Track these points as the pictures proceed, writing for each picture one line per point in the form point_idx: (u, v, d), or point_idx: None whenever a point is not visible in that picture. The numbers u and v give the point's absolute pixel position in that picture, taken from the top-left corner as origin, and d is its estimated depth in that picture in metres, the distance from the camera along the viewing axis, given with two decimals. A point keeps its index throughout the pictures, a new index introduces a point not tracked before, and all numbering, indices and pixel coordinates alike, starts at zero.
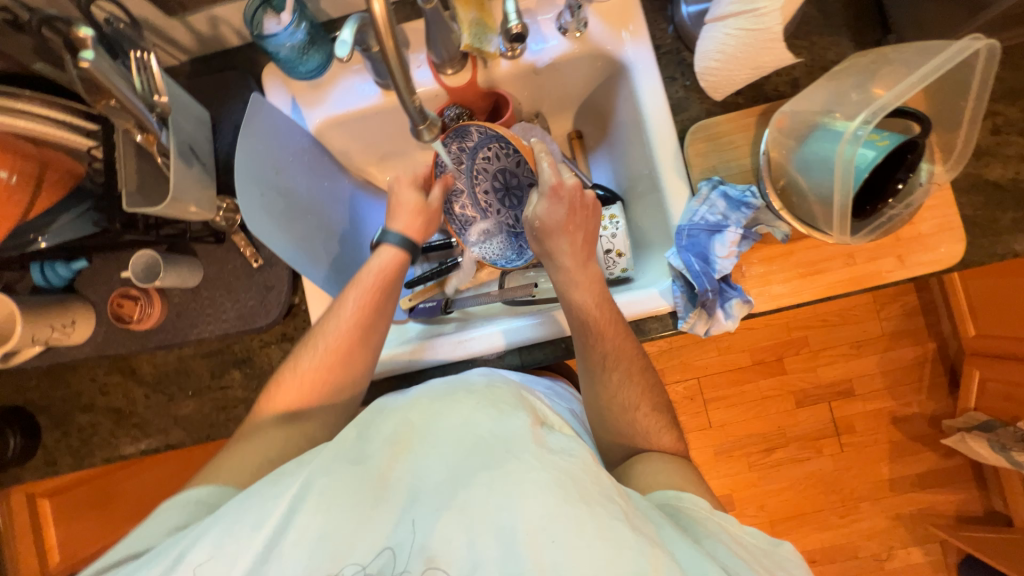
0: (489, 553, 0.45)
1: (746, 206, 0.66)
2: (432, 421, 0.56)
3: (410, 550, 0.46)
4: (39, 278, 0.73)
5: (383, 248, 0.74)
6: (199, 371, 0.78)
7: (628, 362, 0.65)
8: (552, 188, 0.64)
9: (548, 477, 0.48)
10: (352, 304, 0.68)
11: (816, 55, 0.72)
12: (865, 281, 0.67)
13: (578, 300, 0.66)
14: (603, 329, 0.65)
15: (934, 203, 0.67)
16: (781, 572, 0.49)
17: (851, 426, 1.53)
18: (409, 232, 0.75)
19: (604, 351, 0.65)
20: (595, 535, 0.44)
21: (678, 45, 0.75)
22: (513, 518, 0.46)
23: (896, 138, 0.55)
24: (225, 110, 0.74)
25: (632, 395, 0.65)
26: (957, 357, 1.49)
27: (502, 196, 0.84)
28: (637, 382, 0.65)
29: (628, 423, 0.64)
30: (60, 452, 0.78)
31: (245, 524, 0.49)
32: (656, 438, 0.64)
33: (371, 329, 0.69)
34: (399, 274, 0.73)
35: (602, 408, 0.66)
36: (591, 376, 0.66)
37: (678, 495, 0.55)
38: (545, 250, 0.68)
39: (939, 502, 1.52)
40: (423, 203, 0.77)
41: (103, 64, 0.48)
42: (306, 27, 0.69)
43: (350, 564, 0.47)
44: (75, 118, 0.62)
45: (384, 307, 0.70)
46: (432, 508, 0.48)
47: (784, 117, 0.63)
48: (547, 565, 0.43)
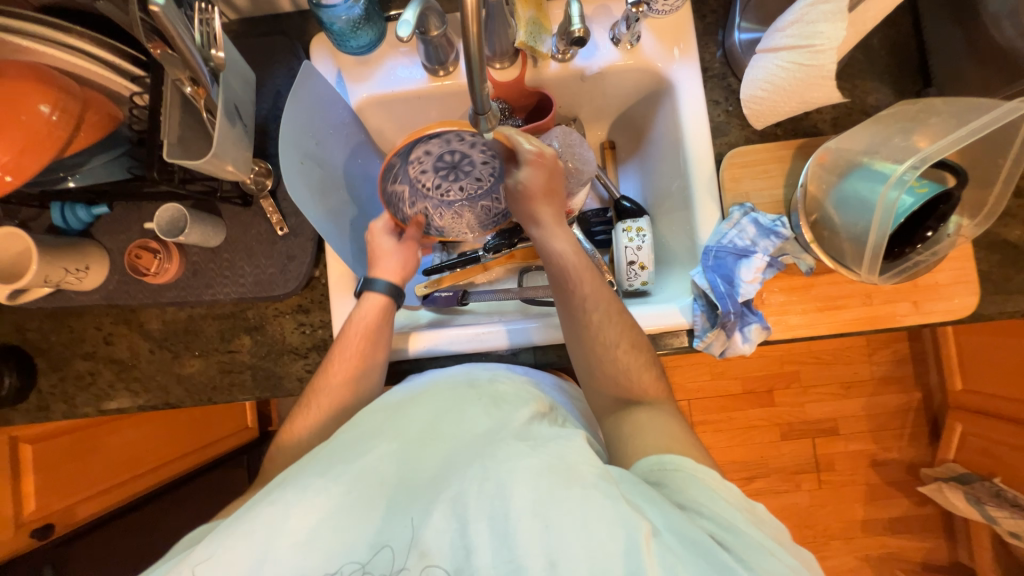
0: (482, 539, 0.45)
1: (775, 235, 0.67)
2: (430, 410, 0.58)
3: (406, 544, 0.46)
4: (59, 219, 0.71)
5: (367, 296, 0.70)
6: (208, 332, 0.77)
7: (608, 301, 0.65)
8: (535, 155, 0.66)
9: (539, 464, 0.49)
10: (338, 359, 0.66)
11: (856, 98, 0.73)
12: (879, 322, 0.68)
13: (562, 247, 0.67)
14: (581, 274, 0.66)
15: (954, 255, 0.69)
16: (764, 525, 0.48)
17: (832, 465, 1.56)
18: (392, 276, 0.71)
19: (582, 293, 0.65)
20: (588, 519, 0.44)
21: (725, 70, 0.76)
22: (506, 503, 0.46)
23: (934, 186, 0.57)
24: (269, 74, 0.74)
25: (612, 332, 0.64)
26: (942, 409, 1.53)
27: (450, 174, 0.81)
28: (616, 320, 0.65)
29: (611, 362, 0.63)
30: (54, 397, 0.77)
31: (238, 537, 0.47)
32: (643, 383, 0.63)
33: (360, 379, 0.66)
34: (387, 325, 0.69)
35: (588, 358, 0.64)
36: (572, 320, 0.65)
37: (661, 460, 0.52)
38: (527, 215, 0.70)
39: (907, 548, 1.55)
40: (395, 247, 0.74)
41: (171, 11, 0.48)
42: (364, 3, 0.69)
43: (349, 561, 0.47)
44: (123, 61, 0.60)
45: (372, 356, 0.67)
46: (425, 502, 0.49)
47: (826, 153, 0.64)
48: (540, 548, 0.44)
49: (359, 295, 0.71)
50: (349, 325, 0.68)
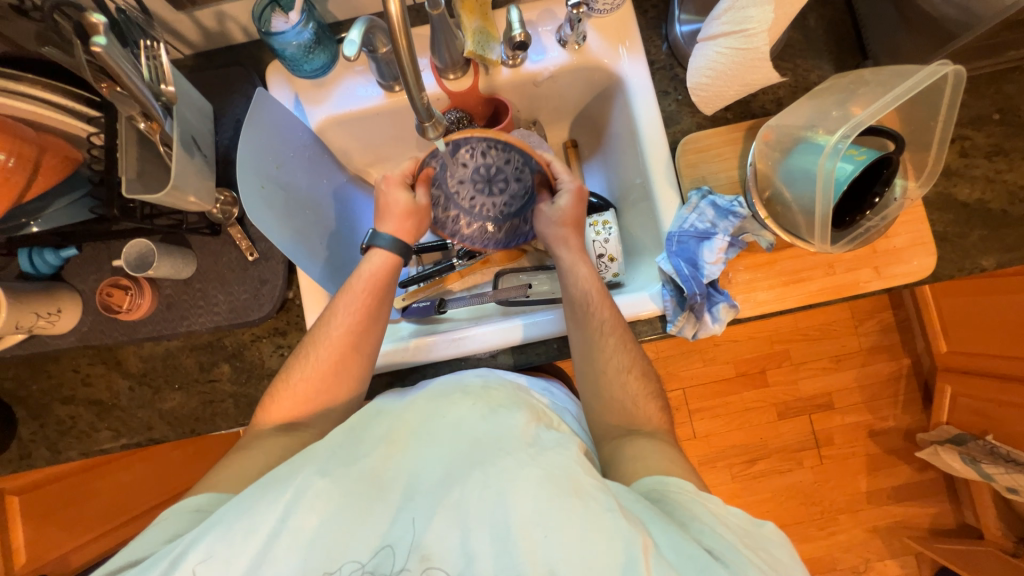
0: (483, 546, 0.46)
1: (733, 215, 0.68)
2: (430, 423, 0.58)
3: (408, 547, 0.47)
4: (27, 265, 0.71)
5: (374, 252, 0.71)
6: (187, 365, 0.77)
7: (623, 330, 0.67)
8: (573, 189, 0.74)
9: (539, 472, 0.49)
10: (342, 312, 0.67)
11: (799, 76, 0.76)
12: (844, 290, 0.70)
13: (584, 273, 0.71)
14: (602, 300, 0.68)
15: (908, 219, 0.71)
16: (768, 554, 0.49)
17: (830, 439, 1.57)
18: (398, 231, 0.72)
19: (601, 318, 0.67)
20: (587, 529, 0.45)
21: (672, 61, 0.79)
22: (507, 513, 0.47)
23: (873, 153, 0.59)
24: (228, 104, 0.75)
25: (625, 359, 0.66)
26: (931, 373, 1.55)
27: (485, 186, 0.78)
28: (630, 349, 0.67)
29: (620, 388, 0.65)
30: (35, 444, 0.76)
31: (235, 533, 0.47)
32: (646, 410, 0.65)
33: (362, 335, 0.67)
34: (390, 279, 0.71)
35: (597, 378, 0.66)
36: (589, 343, 0.66)
37: (666, 482, 0.53)
38: (551, 239, 0.74)
39: (914, 515, 1.56)
40: (413, 205, 0.73)
41: (114, 50, 0.49)
42: (313, 27, 0.70)
43: (350, 561, 0.48)
44: (78, 104, 0.61)
45: (375, 313, 0.68)
46: (426, 506, 0.50)
47: (770, 132, 0.67)
48: (540, 558, 0.44)
49: (365, 248, 0.72)
50: (336, 309, 0.67)
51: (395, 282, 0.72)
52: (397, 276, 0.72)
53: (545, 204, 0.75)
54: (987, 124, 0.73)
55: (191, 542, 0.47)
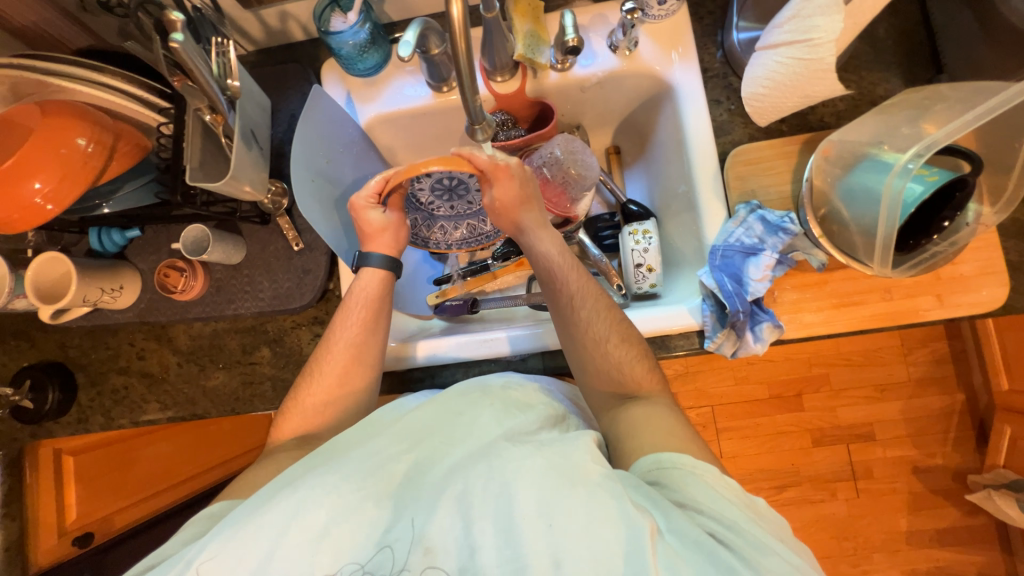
0: (487, 538, 0.46)
1: (783, 231, 0.65)
2: (444, 416, 0.58)
3: (408, 542, 0.48)
4: (96, 243, 0.76)
5: (365, 271, 0.71)
6: (231, 346, 0.80)
7: (596, 295, 0.66)
8: (503, 170, 0.64)
9: (543, 463, 0.50)
10: (339, 329, 0.68)
11: (864, 89, 0.72)
12: (901, 317, 0.66)
13: (549, 247, 0.68)
14: (570, 270, 0.66)
15: (978, 245, 0.66)
16: (764, 522, 0.49)
17: (870, 472, 1.48)
18: (386, 248, 0.72)
19: (571, 289, 0.65)
20: (594, 517, 0.45)
21: (727, 70, 0.76)
22: (511, 503, 0.47)
23: (946, 175, 0.55)
24: (284, 100, 0.78)
25: (603, 327, 0.64)
26: (989, 411, 1.44)
27: (447, 197, 0.87)
28: (605, 313, 0.65)
29: (602, 356, 0.63)
30: (92, 410, 0.82)
31: (247, 528, 0.49)
32: (635, 377, 0.63)
33: (360, 349, 0.68)
34: (384, 298, 0.71)
35: (577, 347, 0.65)
36: (564, 317, 0.65)
37: (659, 459, 0.52)
38: (507, 227, 0.70)
39: (959, 562, 1.45)
40: (388, 222, 0.72)
41: (189, 46, 0.51)
42: (369, 27, 0.72)
43: (349, 562, 0.49)
44: (152, 96, 0.65)
45: (371, 326, 0.69)
46: (432, 497, 0.51)
47: (831, 146, 0.63)
48: (544, 549, 0.45)
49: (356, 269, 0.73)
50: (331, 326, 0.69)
51: (391, 298, 0.72)
52: (390, 290, 0.73)
53: (487, 193, 0.67)
54: None
55: (204, 544, 0.49)
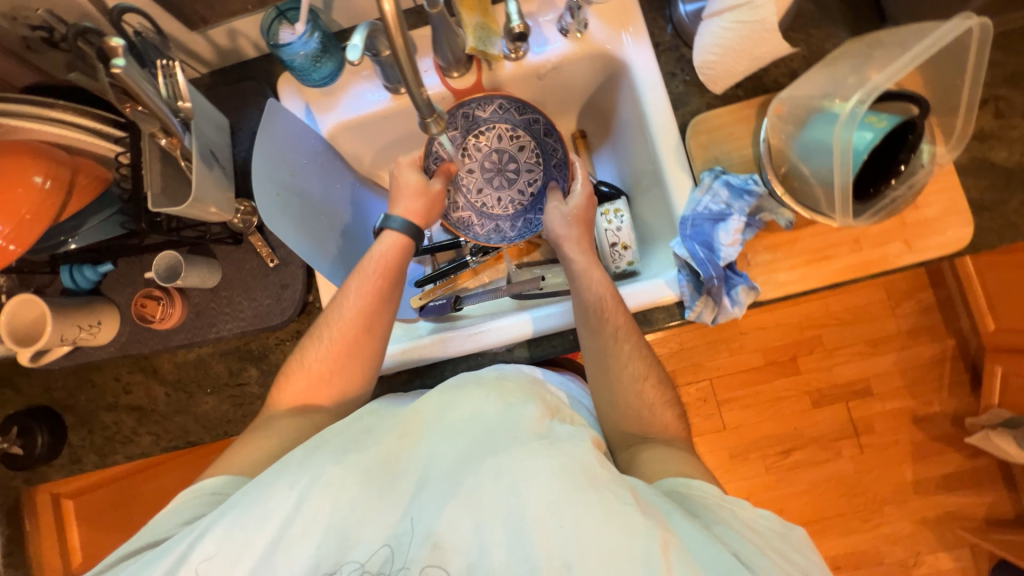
0: (496, 537, 0.46)
1: (749, 194, 0.66)
2: (444, 414, 0.58)
3: (419, 534, 0.48)
4: (69, 281, 0.76)
5: (387, 234, 0.72)
6: (217, 370, 0.80)
7: (637, 336, 0.67)
8: (584, 191, 0.77)
9: (555, 463, 0.49)
10: (355, 293, 0.68)
11: (814, 47, 0.73)
12: (872, 266, 0.67)
13: (597, 278, 0.69)
14: (617, 307, 0.67)
15: (940, 187, 0.67)
16: (795, 557, 0.51)
17: (870, 427, 1.50)
18: (410, 215, 0.74)
19: (616, 325, 0.66)
20: (605, 521, 0.45)
21: (677, 42, 0.77)
22: (521, 504, 0.47)
23: (894, 120, 0.56)
24: (243, 118, 0.78)
25: (640, 367, 0.66)
26: (979, 354, 1.46)
27: (491, 174, 0.87)
28: (644, 356, 0.67)
29: (636, 395, 0.65)
30: (84, 449, 0.81)
31: (251, 518, 0.49)
32: (660, 419, 0.65)
33: (373, 315, 0.68)
34: (401, 264, 0.71)
35: (613, 383, 0.66)
36: (604, 351, 0.66)
37: (689, 484, 0.55)
38: (557, 238, 0.74)
39: (967, 505, 1.47)
40: (424, 185, 0.75)
41: (132, 71, 0.51)
42: (319, 36, 0.72)
43: (350, 561, 0.48)
44: (105, 126, 0.64)
45: (386, 296, 0.69)
46: (438, 497, 0.50)
47: (782, 104, 0.64)
48: (555, 551, 0.44)
49: (379, 232, 0.73)
50: (345, 292, 0.69)
51: (407, 264, 0.72)
52: (408, 259, 0.73)
53: (557, 205, 0.77)
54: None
55: (205, 530, 0.49)
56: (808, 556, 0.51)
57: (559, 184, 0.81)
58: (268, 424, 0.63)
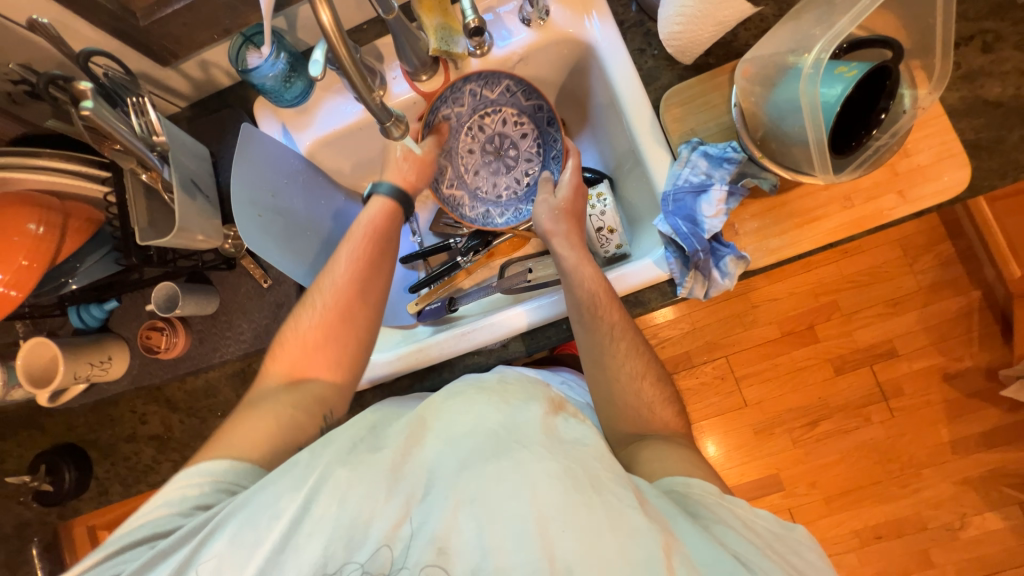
0: (501, 540, 0.46)
1: (728, 161, 0.65)
2: (445, 417, 0.57)
3: (424, 537, 0.48)
4: (76, 321, 0.78)
5: (373, 201, 0.74)
6: (226, 393, 0.82)
7: (633, 332, 0.67)
8: (571, 182, 0.76)
9: (559, 468, 0.49)
10: (346, 260, 0.69)
11: (784, 3, 0.70)
12: (867, 222, 0.65)
13: (589, 274, 0.69)
14: (611, 303, 0.67)
15: (931, 132, 0.64)
16: (794, 559, 0.51)
17: (899, 389, 1.45)
18: (398, 180, 0.75)
19: (612, 321, 0.66)
20: (608, 527, 0.46)
21: (642, 17, 0.75)
22: (523, 508, 0.47)
23: (865, 66, 0.54)
24: (223, 145, 0.80)
25: (637, 363, 0.67)
26: (1007, 302, 1.39)
27: (492, 156, 0.91)
28: (640, 352, 0.67)
29: (634, 393, 0.66)
30: (111, 481, 0.84)
31: (262, 518, 0.49)
32: (655, 412, 0.65)
33: (366, 283, 0.69)
34: (390, 232, 0.73)
35: (611, 380, 0.66)
36: (601, 347, 0.66)
37: (686, 484, 0.54)
38: (547, 232, 0.74)
39: (1011, 461, 1.41)
40: (412, 154, 0.75)
41: (102, 111, 0.53)
42: (285, 56, 0.73)
43: (349, 563, 0.48)
44: (91, 168, 0.67)
45: (380, 267, 0.70)
46: (439, 498, 0.49)
47: (749, 66, 0.62)
48: (557, 554, 0.45)
49: (367, 199, 0.75)
50: (336, 260, 0.70)
51: (399, 235, 0.74)
52: (398, 229, 0.74)
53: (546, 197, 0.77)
54: (1011, 11, 0.65)
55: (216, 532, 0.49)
56: (806, 556, 0.52)
57: (549, 176, 0.81)
58: (264, 399, 0.62)
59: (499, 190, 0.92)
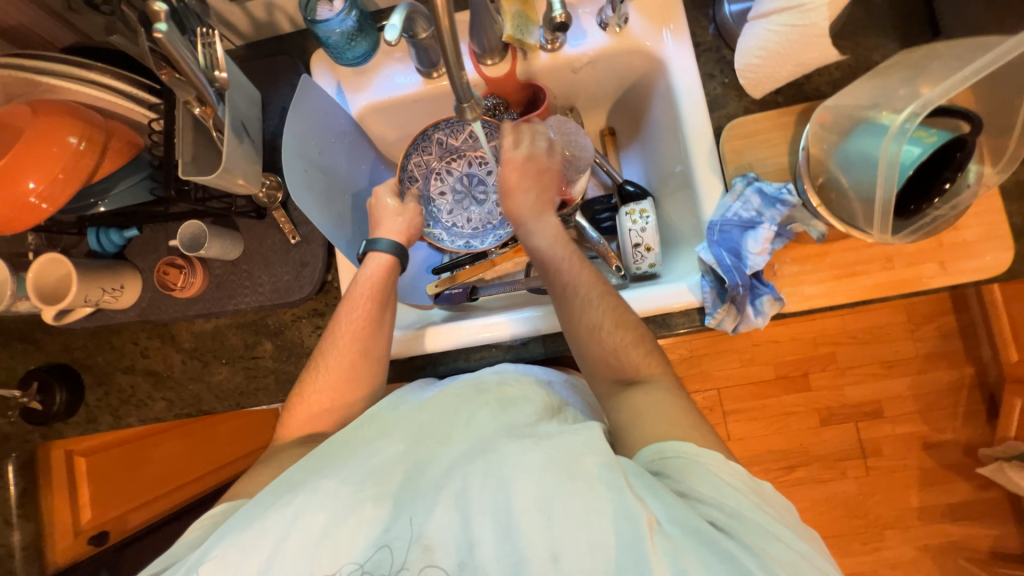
0: (486, 533, 0.45)
1: (782, 203, 0.65)
2: (442, 419, 0.57)
3: (408, 540, 0.47)
4: (95, 243, 0.76)
5: (373, 256, 0.71)
6: (233, 341, 0.81)
7: (593, 284, 0.64)
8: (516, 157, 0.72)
9: (543, 458, 0.48)
10: (345, 322, 0.67)
11: (860, 55, 0.71)
12: (904, 286, 0.65)
13: (542, 234, 0.70)
14: (563, 258, 0.67)
15: (981, 210, 0.65)
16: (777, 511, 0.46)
17: (878, 449, 1.48)
18: (397, 237, 0.74)
19: (563, 277, 0.65)
20: (590, 512, 0.44)
21: (719, 43, 0.75)
22: (508, 499, 0.46)
23: (945, 135, 0.54)
24: (274, 92, 0.78)
25: (598, 313, 0.62)
26: (998, 385, 1.42)
27: (463, 195, 0.90)
28: (605, 303, 0.62)
29: (600, 343, 0.60)
30: (100, 410, 0.83)
31: (247, 535, 0.49)
32: (634, 361, 0.59)
33: (367, 341, 0.67)
34: (388, 284, 0.70)
35: (576, 336, 0.63)
36: (560, 303, 0.65)
37: (661, 449, 0.50)
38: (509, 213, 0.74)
39: (972, 536, 1.45)
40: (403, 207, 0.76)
41: (173, 36, 0.51)
42: (356, 15, 0.72)
43: (347, 562, 0.48)
44: (140, 92, 0.65)
45: (380, 320, 0.68)
46: (431, 494, 0.49)
47: (826, 113, 0.63)
48: (542, 541, 0.44)
49: (365, 256, 0.72)
50: (335, 320, 0.68)
51: (395, 289, 0.71)
52: (395, 278, 0.72)
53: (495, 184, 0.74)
54: None
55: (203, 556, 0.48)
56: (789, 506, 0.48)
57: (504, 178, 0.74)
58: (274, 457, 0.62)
59: (476, 227, 0.89)
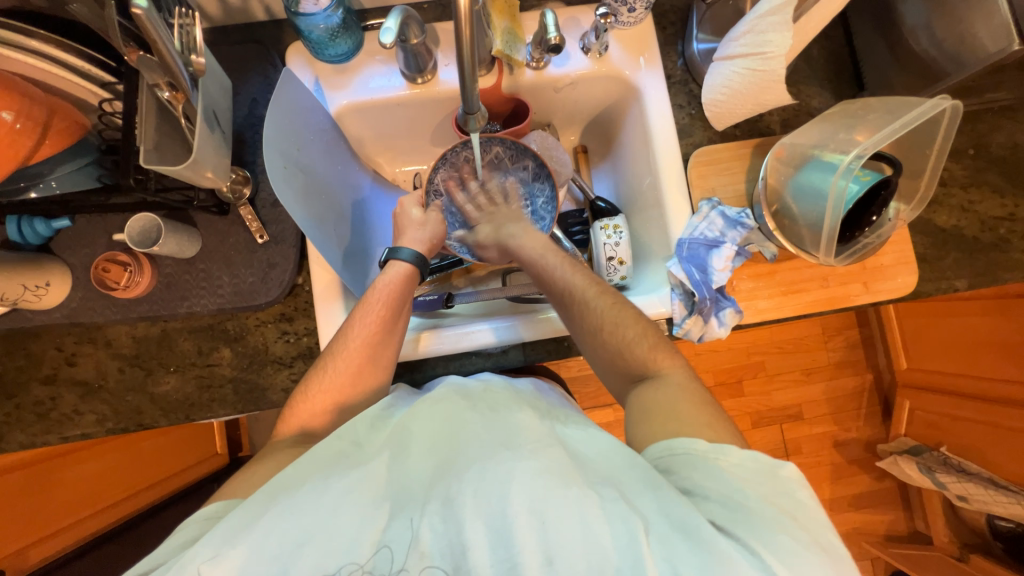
0: (478, 538, 0.43)
1: (741, 225, 0.73)
2: (433, 423, 0.56)
3: (404, 546, 0.45)
4: (14, 234, 0.66)
5: (394, 265, 0.71)
6: (184, 347, 0.73)
7: (591, 284, 0.67)
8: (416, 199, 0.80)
9: (539, 465, 0.47)
10: (359, 324, 0.65)
11: (801, 101, 0.81)
12: (836, 302, 0.75)
13: (529, 244, 0.75)
14: (555, 264, 0.71)
15: (894, 239, 0.77)
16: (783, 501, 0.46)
17: (799, 448, 1.65)
18: (419, 248, 0.74)
19: (556, 282, 0.69)
20: (587, 517, 0.43)
21: (687, 77, 0.82)
22: (503, 503, 0.44)
23: (874, 176, 0.64)
24: (244, 82, 0.74)
25: (600, 313, 0.65)
26: (891, 389, 1.66)
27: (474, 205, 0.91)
28: (607, 302, 0.66)
29: (604, 343, 0.64)
30: (9, 426, 0.71)
31: (233, 539, 0.45)
32: (641, 356, 0.62)
33: (380, 345, 0.65)
34: (405, 293, 0.69)
35: (585, 338, 0.65)
36: (561, 308, 0.68)
37: (671, 445, 0.52)
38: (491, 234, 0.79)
39: (871, 521, 1.66)
40: (425, 218, 0.78)
41: (153, 14, 0.47)
42: (342, 12, 0.70)
43: (350, 562, 0.45)
44: (92, 67, 0.58)
45: (393, 325, 0.66)
46: (422, 503, 0.48)
47: (783, 148, 0.71)
48: (537, 546, 0.42)
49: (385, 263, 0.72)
50: (349, 323, 0.66)
51: (412, 295, 0.70)
52: (411, 288, 0.71)
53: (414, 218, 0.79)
54: (964, 157, 0.80)
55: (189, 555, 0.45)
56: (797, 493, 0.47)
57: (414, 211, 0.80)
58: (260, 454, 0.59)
59: None
